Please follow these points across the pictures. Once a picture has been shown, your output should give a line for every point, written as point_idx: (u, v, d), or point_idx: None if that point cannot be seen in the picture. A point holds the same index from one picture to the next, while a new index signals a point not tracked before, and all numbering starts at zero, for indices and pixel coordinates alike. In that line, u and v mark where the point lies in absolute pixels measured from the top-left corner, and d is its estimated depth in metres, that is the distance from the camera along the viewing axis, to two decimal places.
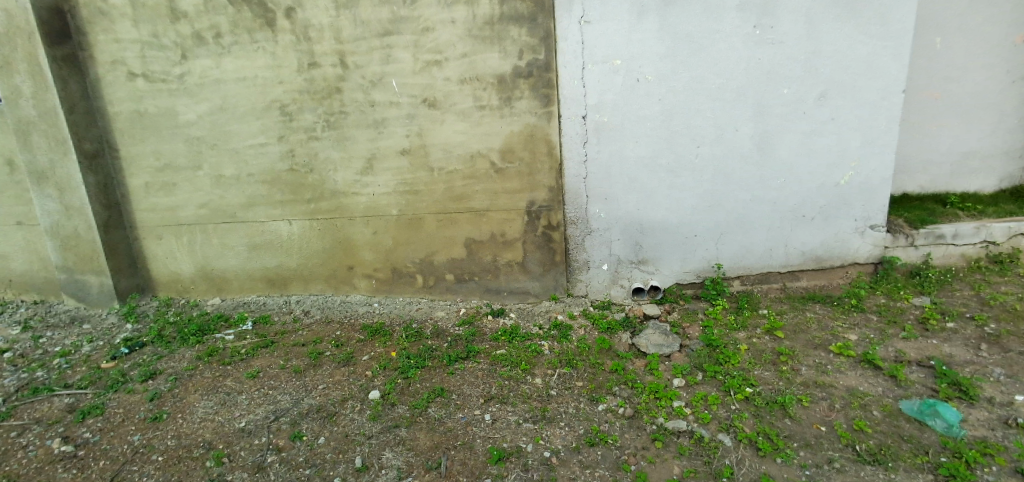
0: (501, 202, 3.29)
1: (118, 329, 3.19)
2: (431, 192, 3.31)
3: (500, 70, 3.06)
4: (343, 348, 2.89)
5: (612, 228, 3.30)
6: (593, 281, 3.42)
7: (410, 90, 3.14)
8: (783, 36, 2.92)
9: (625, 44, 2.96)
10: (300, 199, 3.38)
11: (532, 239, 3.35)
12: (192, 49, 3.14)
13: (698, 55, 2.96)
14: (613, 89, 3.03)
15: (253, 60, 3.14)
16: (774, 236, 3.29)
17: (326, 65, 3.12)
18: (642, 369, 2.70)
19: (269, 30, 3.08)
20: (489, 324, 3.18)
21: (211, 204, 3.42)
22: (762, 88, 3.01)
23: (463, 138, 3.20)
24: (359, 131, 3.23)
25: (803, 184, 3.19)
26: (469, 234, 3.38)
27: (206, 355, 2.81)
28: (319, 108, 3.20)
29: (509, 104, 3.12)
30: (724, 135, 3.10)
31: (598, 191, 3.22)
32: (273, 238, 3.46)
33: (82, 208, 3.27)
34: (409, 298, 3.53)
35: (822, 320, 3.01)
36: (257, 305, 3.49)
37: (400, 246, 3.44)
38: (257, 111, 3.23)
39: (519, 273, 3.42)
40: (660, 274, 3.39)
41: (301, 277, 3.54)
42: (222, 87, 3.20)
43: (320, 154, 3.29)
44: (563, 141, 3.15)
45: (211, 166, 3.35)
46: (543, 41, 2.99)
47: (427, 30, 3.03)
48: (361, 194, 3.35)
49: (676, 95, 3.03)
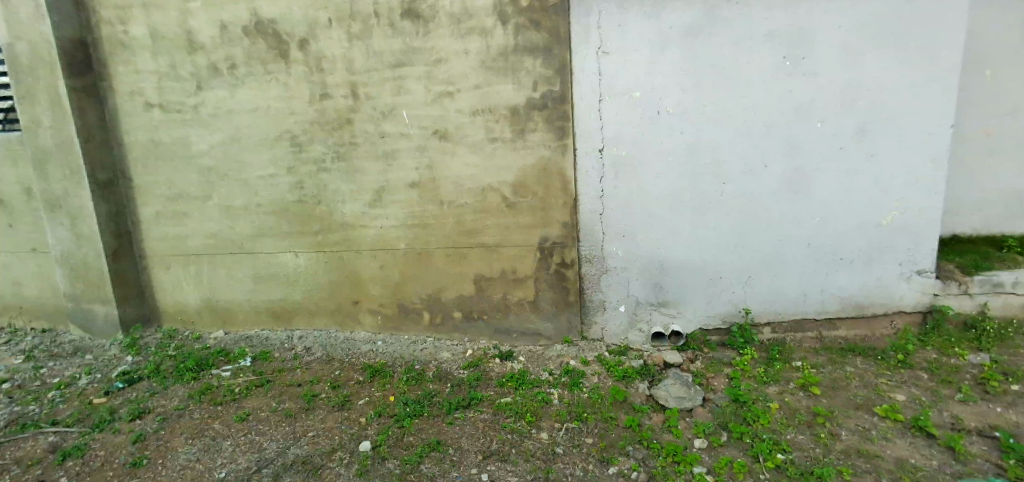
0: (512, 238, 3.14)
1: (118, 362, 3.14)
2: (440, 225, 3.19)
3: (514, 101, 2.96)
4: (340, 390, 2.74)
5: (631, 267, 3.10)
6: (609, 323, 3.20)
7: (421, 122, 3.06)
8: (815, 67, 2.74)
9: (645, 76, 2.83)
10: (308, 231, 3.30)
11: (545, 277, 3.17)
12: (208, 79, 3.15)
13: (723, 87, 2.80)
14: (632, 122, 2.89)
15: (266, 91, 3.12)
16: (807, 279, 3.03)
17: (337, 96, 3.08)
18: (660, 425, 2.44)
19: (282, 62, 3.07)
20: (496, 368, 2.98)
21: (219, 235, 3.38)
22: (792, 121, 2.82)
23: (474, 171, 3.08)
24: (368, 163, 3.16)
25: (841, 224, 2.94)
26: (479, 271, 3.22)
27: (199, 393, 2.73)
28: (329, 140, 3.15)
29: (522, 136, 2.99)
30: (751, 171, 2.90)
31: (616, 227, 3.04)
32: (279, 270, 3.38)
33: (91, 236, 3.26)
34: (414, 337, 3.37)
35: (863, 377, 2.68)
36: (260, 339, 3.39)
37: (408, 282, 3.30)
38: (268, 142, 3.19)
39: (530, 312, 3.24)
40: (682, 318, 3.15)
41: (306, 311, 3.43)
42: (235, 117, 3.19)
43: (329, 186, 3.22)
44: (578, 175, 3.00)
45: (221, 196, 3.32)
46: (559, 73, 2.89)
47: (440, 62, 2.96)
48: (369, 227, 3.25)
49: (699, 129, 2.87)
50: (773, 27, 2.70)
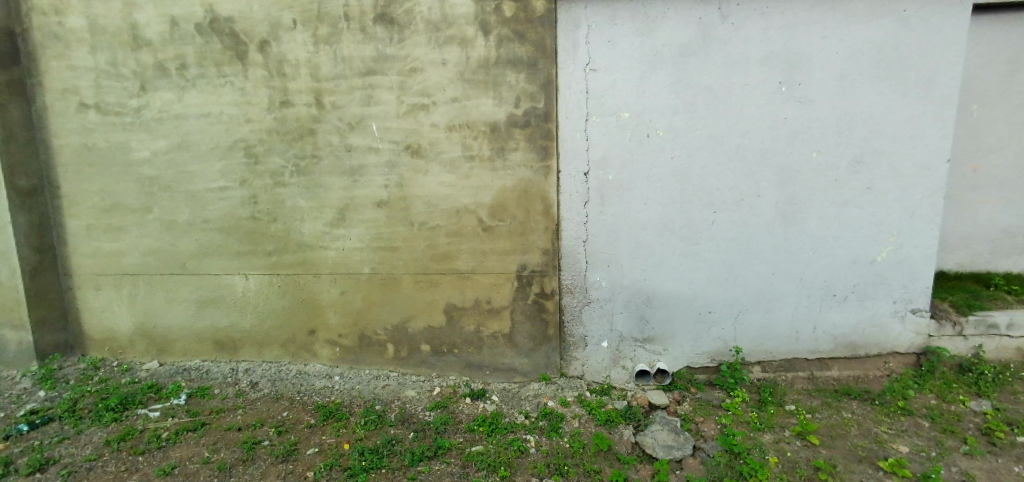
0: (488, 265, 2.89)
1: (27, 397, 2.68)
2: (409, 248, 2.91)
3: (494, 117, 2.74)
4: (285, 436, 2.38)
5: (615, 299, 2.88)
6: (591, 360, 2.95)
7: (391, 135, 2.80)
8: (812, 94, 2.63)
9: (635, 96, 2.66)
10: (261, 251, 2.97)
11: (522, 308, 2.92)
12: (153, 80, 2.83)
13: (717, 112, 2.66)
14: (620, 144, 2.71)
15: (219, 95, 2.82)
16: (800, 316, 2.87)
17: (300, 104, 2.80)
18: (648, 480, 2.19)
19: (239, 64, 2.78)
20: (466, 409, 2.68)
21: (159, 252, 3.01)
22: (787, 150, 2.69)
23: (449, 191, 2.83)
24: (332, 178, 2.87)
25: (835, 259, 2.80)
26: (451, 299, 2.94)
27: (117, 439, 2.32)
28: (289, 151, 2.85)
29: (502, 155, 2.77)
30: (745, 200, 2.75)
31: (600, 256, 2.83)
32: (226, 294, 3.03)
33: (6, 250, 2.84)
34: (376, 372, 3.04)
35: (862, 424, 2.50)
36: (199, 373, 2.99)
37: (371, 309, 2.99)
38: (220, 151, 2.88)
39: (506, 346, 2.96)
40: (668, 355, 2.93)
41: (255, 340, 3.07)
42: (183, 123, 2.86)
43: (286, 202, 2.91)
44: (561, 199, 2.79)
45: (163, 209, 2.96)
46: (543, 89, 2.69)
47: (415, 71, 2.73)
48: (331, 248, 2.94)
49: (691, 154, 2.70)
50: (769, 50, 2.58)
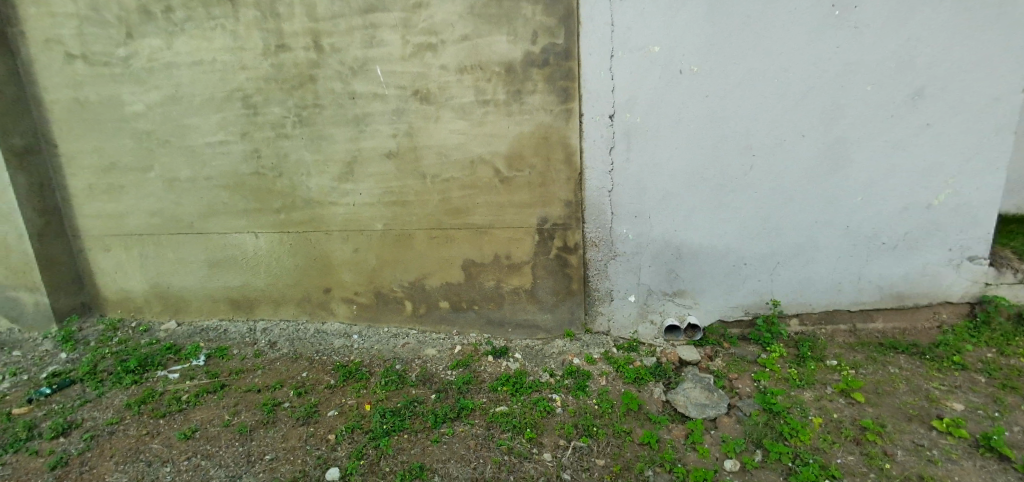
0: (506, 218, 2.71)
1: (49, 360, 2.67)
2: (422, 202, 2.74)
3: (509, 56, 2.47)
4: (305, 398, 2.32)
5: (643, 252, 2.70)
6: (616, 315, 2.81)
7: (397, 80, 2.57)
8: (870, 17, 2.27)
9: (665, 27, 2.35)
10: (268, 208, 2.83)
11: (543, 263, 2.76)
12: (139, 25, 2.61)
13: (757, 42, 2.34)
14: (648, 83, 2.43)
15: (210, 41, 2.59)
16: (843, 267, 2.65)
17: (296, 48, 2.57)
18: (681, 440, 2.09)
19: (228, 4, 2.53)
20: (489, 368, 2.59)
21: (164, 212, 2.90)
22: (837, 84, 2.38)
23: (462, 140, 2.62)
24: (336, 129, 2.67)
25: (885, 205, 2.54)
26: (468, 256, 2.80)
27: (138, 402, 2.29)
28: (289, 100, 2.65)
29: (518, 98, 2.52)
30: (786, 142, 2.47)
31: (627, 207, 2.62)
32: (237, 253, 2.93)
33: (10, 214, 2.76)
34: (395, 329, 2.95)
35: (912, 380, 2.35)
36: (218, 333, 2.93)
37: (385, 267, 2.87)
38: (216, 103, 2.69)
39: (527, 303, 2.83)
40: (699, 309, 2.77)
41: (270, 300, 2.99)
42: (174, 73, 2.66)
43: (291, 156, 2.74)
44: (584, 145, 2.56)
45: (164, 167, 2.82)
46: (562, 21, 2.40)
47: (420, 6, 2.45)
48: (340, 204, 2.79)
49: (726, 92, 2.41)
50: None
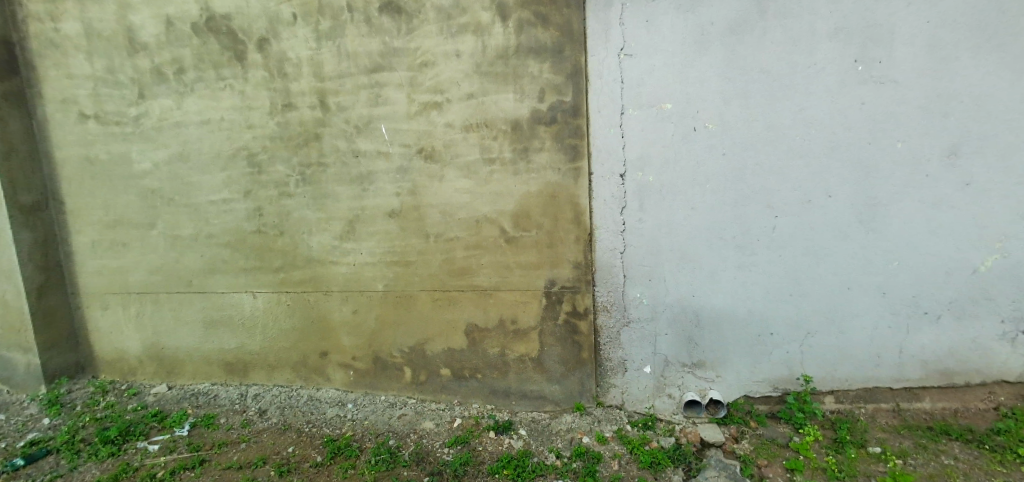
0: (512, 281, 2.57)
1: (31, 426, 2.56)
2: (425, 262, 2.62)
3: (515, 114, 2.41)
4: (286, 478, 2.14)
5: (658, 318, 2.50)
6: (630, 387, 2.59)
7: (402, 138, 2.52)
8: (896, 72, 2.16)
9: (678, 83, 2.28)
10: (268, 267, 2.75)
11: (552, 329, 2.58)
12: (151, 86, 2.64)
13: (776, 98, 2.24)
14: (661, 140, 2.33)
15: (219, 101, 2.61)
16: (882, 338, 2.41)
17: (302, 107, 2.56)
18: None
19: (238, 65, 2.56)
20: (490, 446, 2.38)
21: (164, 269, 2.84)
22: (864, 141, 2.24)
23: (467, 199, 2.52)
24: (339, 187, 2.61)
25: (925, 270, 2.32)
26: (472, 320, 2.64)
27: (109, 479, 2.13)
28: (293, 158, 2.61)
29: (525, 156, 2.44)
30: (812, 201, 2.31)
31: (640, 269, 2.46)
32: (234, 313, 2.82)
33: (10, 270, 2.73)
34: (393, 398, 2.76)
35: (971, 475, 2.05)
36: (207, 398, 2.79)
37: (385, 330, 2.73)
38: (222, 160, 2.67)
39: (534, 372, 2.64)
40: (721, 383, 2.53)
41: (265, 364, 2.85)
42: (183, 131, 2.67)
43: (293, 214, 2.67)
44: (593, 205, 2.43)
45: (167, 224, 2.79)
46: (570, 80, 2.35)
47: (427, 65, 2.43)
48: (341, 263, 2.69)
49: (745, 149, 2.29)
50: (843, 21, 2.15)
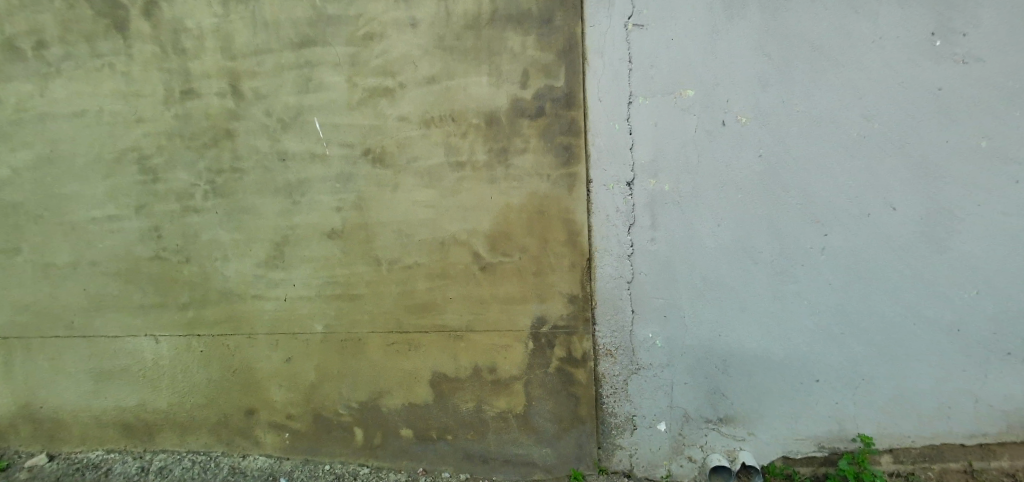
0: (488, 318, 2.00)
1: None
2: (376, 295, 2.03)
3: (490, 104, 1.85)
4: None
5: (675, 363, 1.97)
6: (641, 449, 2.04)
7: (342, 135, 1.92)
8: (980, 49, 1.69)
9: (703, 63, 1.75)
10: (172, 304, 2.12)
11: (540, 378, 2.03)
12: (4, 66, 1.99)
13: (828, 82, 1.74)
14: (681, 138, 1.79)
15: (96, 86, 1.97)
16: (953, 384, 1.91)
17: (208, 94, 1.94)
18: None
19: (118, 37, 1.94)
20: None
21: (36, 307, 2.18)
22: (940, 137, 1.74)
23: (429, 215, 1.94)
24: (261, 199, 2.00)
25: (1008, 299, 1.83)
26: (439, 368, 2.07)
27: None
28: (198, 162, 2.00)
29: (503, 159, 1.87)
30: (872, 214, 1.80)
31: (653, 303, 1.91)
32: (132, 363, 2.19)
33: None
34: (340, 469, 2.14)
35: None
36: (96, 474, 2.15)
37: (327, 381, 2.12)
38: (105, 166, 2.03)
39: (519, 431, 2.08)
40: (753, 443, 2.00)
41: (174, 426, 2.22)
42: (49, 126, 2.02)
43: (201, 234, 2.05)
44: (594, 222, 1.88)
45: (36, 248, 2.13)
46: (562, 57, 1.80)
47: (372, 39, 1.86)
48: (267, 298, 2.08)
49: (787, 149, 1.78)
50: None
